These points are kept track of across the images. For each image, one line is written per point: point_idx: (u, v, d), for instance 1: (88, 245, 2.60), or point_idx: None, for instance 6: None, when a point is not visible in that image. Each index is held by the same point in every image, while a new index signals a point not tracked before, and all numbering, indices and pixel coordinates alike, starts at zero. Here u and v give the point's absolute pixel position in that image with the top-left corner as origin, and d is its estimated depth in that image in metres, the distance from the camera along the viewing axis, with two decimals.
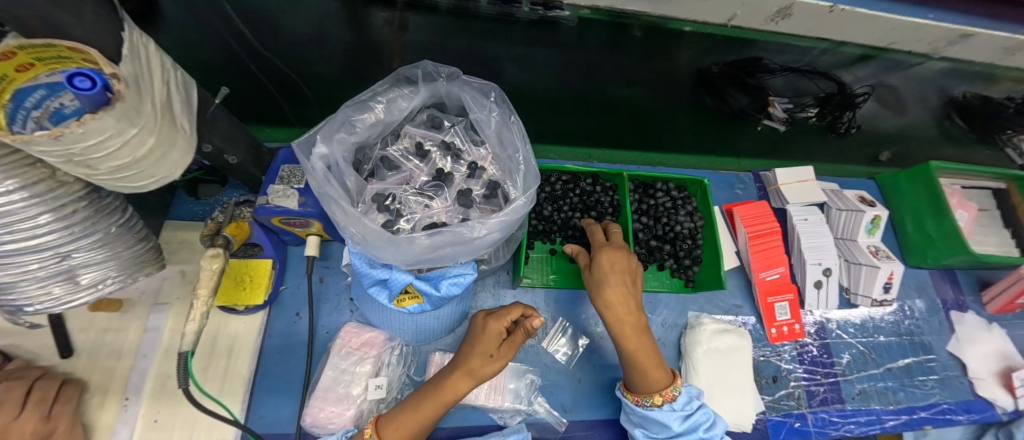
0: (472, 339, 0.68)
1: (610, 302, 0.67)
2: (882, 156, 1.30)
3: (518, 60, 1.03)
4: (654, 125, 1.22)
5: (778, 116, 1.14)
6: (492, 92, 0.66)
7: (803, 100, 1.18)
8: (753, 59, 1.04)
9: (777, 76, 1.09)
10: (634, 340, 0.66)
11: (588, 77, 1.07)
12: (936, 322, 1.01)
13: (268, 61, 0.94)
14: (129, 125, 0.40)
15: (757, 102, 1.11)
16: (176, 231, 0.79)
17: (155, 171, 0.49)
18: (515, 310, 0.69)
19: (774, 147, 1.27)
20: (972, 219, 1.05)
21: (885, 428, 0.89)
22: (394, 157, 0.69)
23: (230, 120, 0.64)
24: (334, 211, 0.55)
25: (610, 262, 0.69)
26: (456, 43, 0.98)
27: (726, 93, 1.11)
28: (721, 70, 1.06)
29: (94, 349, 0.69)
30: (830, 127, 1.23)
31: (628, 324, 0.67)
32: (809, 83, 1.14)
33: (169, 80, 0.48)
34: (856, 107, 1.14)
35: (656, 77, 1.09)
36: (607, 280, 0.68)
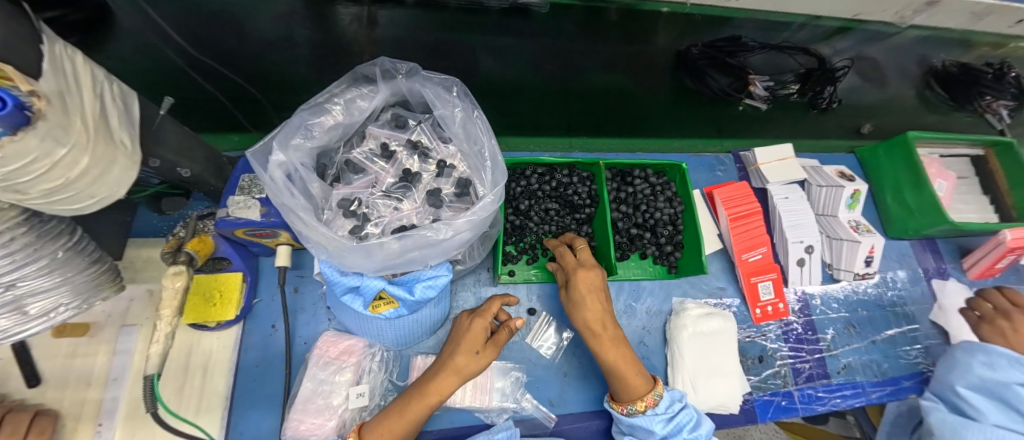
0: (455, 337, 0.68)
1: (584, 320, 0.69)
2: (867, 127, 1.24)
3: (493, 52, 1.00)
4: (637, 110, 1.16)
5: (760, 95, 1.10)
6: (454, 87, 0.63)
7: (783, 77, 1.14)
8: (732, 38, 1.04)
9: (757, 54, 1.07)
10: (612, 352, 0.67)
11: (565, 65, 1.05)
12: (918, 291, 1.02)
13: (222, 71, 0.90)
14: (56, 144, 0.37)
15: (738, 81, 1.08)
16: (141, 249, 0.76)
17: (96, 191, 0.46)
18: (497, 305, 0.72)
19: (762, 126, 1.21)
20: (951, 188, 1.05)
21: (871, 400, 0.89)
22: (359, 160, 0.67)
23: (182, 131, 0.62)
24: (294, 221, 0.53)
25: (582, 279, 0.70)
26: (427, 37, 0.95)
27: (706, 74, 1.06)
28: (701, 51, 1.05)
29: (62, 376, 0.67)
30: (812, 104, 1.18)
31: (604, 337, 0.68)
32: (788, 58, 1.12)
33: (103, 93, 0.45)
34: (836, 81, 1.10)
35: (635, 62, 1.07)
36: (580, 299, 0.69)
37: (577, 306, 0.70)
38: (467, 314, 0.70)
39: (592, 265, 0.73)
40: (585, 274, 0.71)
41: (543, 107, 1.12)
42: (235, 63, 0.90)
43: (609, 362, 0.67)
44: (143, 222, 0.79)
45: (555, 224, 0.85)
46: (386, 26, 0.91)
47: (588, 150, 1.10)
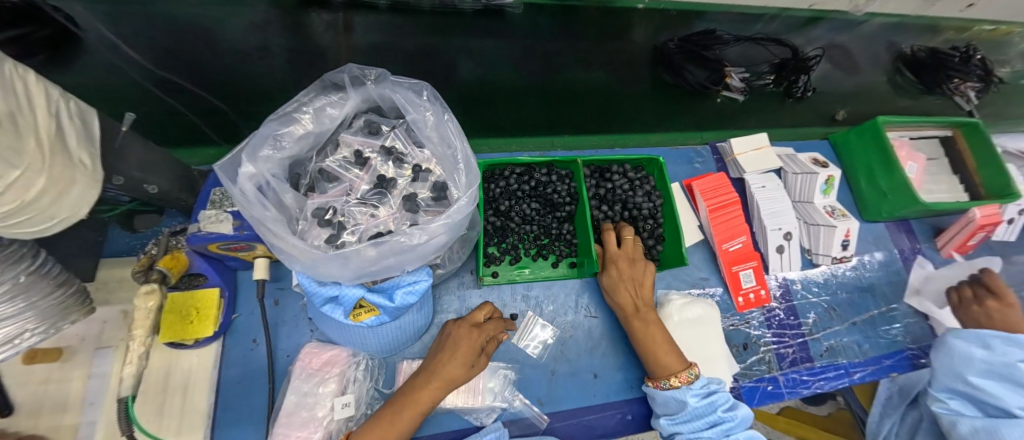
0: (448, 346, 0.67)
1: (621, 299, 0.75)
2: (840, 115, 1.26)
3: (471, 54, 1.00)
4: (618, 104, 1.15)
5: (737, 86, 1.12)
6: (424, 90, 0.63)
7: (759, 68, 1.16)
8: (705, 31, 1.05)
9: (732, 46, 1.09)
10: (651, 332, 0.72)
11: (544, 65, 1.05)
12: (895, 272, 1.05)
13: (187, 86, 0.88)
14: (10, 167, 0.36)
15: (715, 74, 1.10)
16: (114, 269, 0.75)
17: (57, 212, 0.45)
18: (498, 326, 0.73)
19: (739, 118, 1.22)
20: (921, 169, 1.08)
21: (854, 381, 0.91)
22: (332, 169, 0.66)
23: (147, 147, 0.61)
24: (267, 234, 0.52)
25: (622, 267, 0.77)
26: (407, 42, 0.96)
27: (683, 68, 1.08)
28: (677, 45, 1.06)
29: (35, 403, 0.65)
30: (787, 93, 1.20)
31: (636, 318, 0.73)
32: (762, 50, 1.14)
33: (59, 112, 0.44)
34: (809, 70, 1.12)
35: (613, 58, 1.07)
36: (616, 283, 0.76)
37: (615, 288, 0.76)
38: (464, 324, 0.70)
39: (635, 259, 0.79)
40: (626, 266, 0.77)
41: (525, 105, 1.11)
42: (205, 75, 0.89)
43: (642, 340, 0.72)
44: (115, 242, 0.78)
45: (537, 223, 0.86)
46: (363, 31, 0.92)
47: (572, 148, 1.07)
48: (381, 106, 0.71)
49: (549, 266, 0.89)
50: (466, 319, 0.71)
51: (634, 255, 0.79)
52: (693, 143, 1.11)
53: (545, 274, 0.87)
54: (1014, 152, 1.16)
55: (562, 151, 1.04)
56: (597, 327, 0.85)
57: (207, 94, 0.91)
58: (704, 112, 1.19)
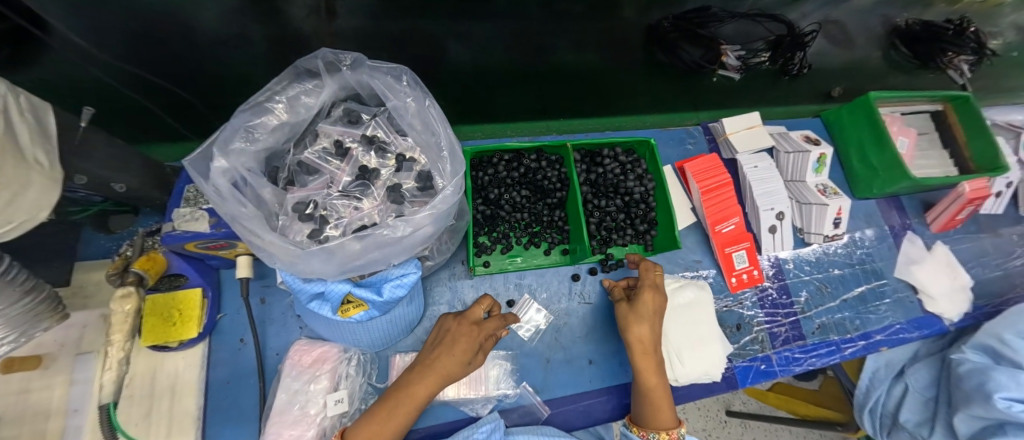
0: (447, 341, 0.66)
1: (636, 334, 0.68)
2: (835, 91, 1.22)
3: (461, 37, 0.95)
4: (610, 86, 1.11)
5: (733, 65, 1.07)
6: (404, 75, 0.61)
7: (754, 47, 1.13)
8: (699, 9, 1.04)
9: (726, 24, 1.08)
10: (654, 379, 0.65)
11: (535, 49, 1.01)
12: (885, 247, 1.06)
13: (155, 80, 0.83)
14: None
15: (710, 53, 1.04)
16: (89, 272, 0.72)
17: (14, 215, 0.42)
18: (499, 324, 0.72)
19: (734, 97, 1.19)
20: (912, 144, 1.08)
21: (845, 357, 0.92)
22: (312, 161, 0.64)
23: (113, 143, 0.58)
24: (244, 232, 0.49)
25: (648, 295, 0.71)
26: (395, 26, 0.90)
27: (677, 47, 1.04)
28: (671, 24, 1.03)
29: (16, 412, 0.63)
30: (783, 71, 1.17)
31: (649, 362, 0.66)
32: (756, 27, 1.12)
33: (9, 108, 0.41)
34: (805, 46, 1.09)
35: (605, 38, 1.04)
36: (642, 313, 0.69)
37: (633, 320, 0.69)
38: (464, 321, 0.69)
39: (659, 290, 0.73)
40: (653, 296, 0.71)
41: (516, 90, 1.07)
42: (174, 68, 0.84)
43: (647, 388, 0.65)
44: (88, 245, 0.75)
45: (527, 210, 0.84)
46: (347, 16, 0.86)
47: (565, 131, 1.07)
48: (361, 94, 0.68)
49: (542, 254, 0.87)
50: (466, 315, 0.70)
51: (658, 284, 0.74)
52: (688, 124, 1.12)
53: (538, 262, 0.86)
54: (1003, 125, 1.16)
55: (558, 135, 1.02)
56: (591, 314, 0.84)
57: (181, 90, 0.88)
58: (701, 93, 1.16)
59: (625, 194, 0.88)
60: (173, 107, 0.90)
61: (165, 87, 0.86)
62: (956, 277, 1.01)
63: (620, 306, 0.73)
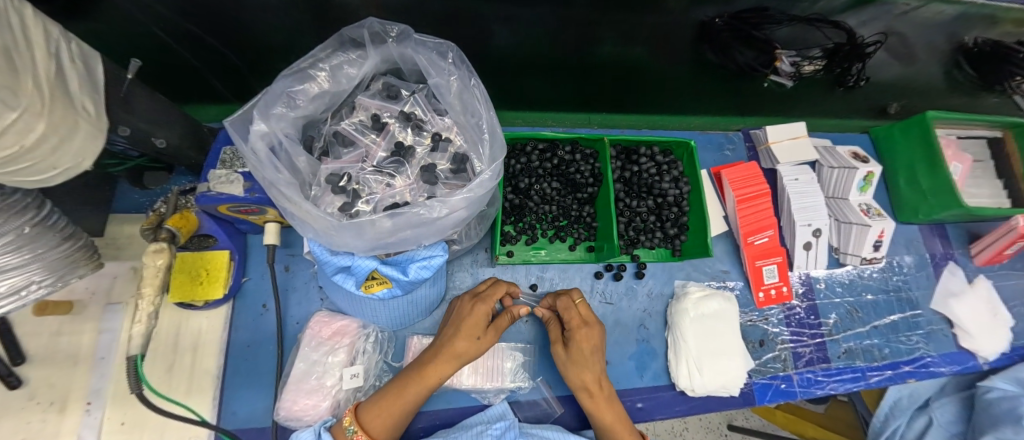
0: (454, 320, 0.66)
1: (581, 379, 0.65)
2: (891, 108, 1.21)
3: (509, 22, 0.84)
4: (654, 87, 1.07)
5: (786, 71, 0.99)
6: (449, 52, 0.59)
7: (809, 53, 1.01)
8: (757, 8, 0.90)
9: (783, 27, 0.94)
10: (609, 414, 0.64)
11: (581, 36, 0.90)
12: (924, 276, 1.01)
13: (211, 46, 0.78)
14: (7, 108, 0.33)
15: (764, 56, 0.96)
16: (123, 225, 0.73)
17: (59, 160, 0.42)
18: (501, 293, 0.69)
19: (785, 103, 1.14)
20: (965, 171, 1.02)
21: (869, 385, 0.89)
22: (348, 133, 0.63)
23: (155, 98, 0.57)
24: (279, 198, 0.49)
25: (582, 336, 0.66)
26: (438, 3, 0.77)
27: (731, 48, 0.95)
28: (726, 22, 0.91)
29: (48, 353, 0.65)
30: (839, 81, 1.10)
31: (601, 396, 0.64)
32: (814, 31, 0.99)
33: (58, 53, 0.40)
34: (866, 57, 0.99)
35: (656, 34, 0.91)
36: (581, 357, 0.65)
37: (573, 364, 0.66)
38: (466, 297, 0.69)
39: (591, 322, 0.68)
40: (586, 334, 0.66)
41: (561, 79, 1.02)
42: (218, 34, 0.77)
43: (606, 426, 0.63)
44: (124, 198, 0.76)
45: (556, 204, 0.82)
46: None
47: (606, 126, 1.08)
48: (402, 68, 0.66)
49: (566, 249, 0.86)
50: (470, 293, 0.70)
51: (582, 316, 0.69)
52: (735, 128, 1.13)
53: (562, 257, 0.85)
54: None
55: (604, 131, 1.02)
56: (611, 315, 0.83)
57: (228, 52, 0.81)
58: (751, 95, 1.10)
59: (658, 196, 0.85)
60: (223, 72, 0.85)
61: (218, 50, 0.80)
62: (995, 315, 0.96)
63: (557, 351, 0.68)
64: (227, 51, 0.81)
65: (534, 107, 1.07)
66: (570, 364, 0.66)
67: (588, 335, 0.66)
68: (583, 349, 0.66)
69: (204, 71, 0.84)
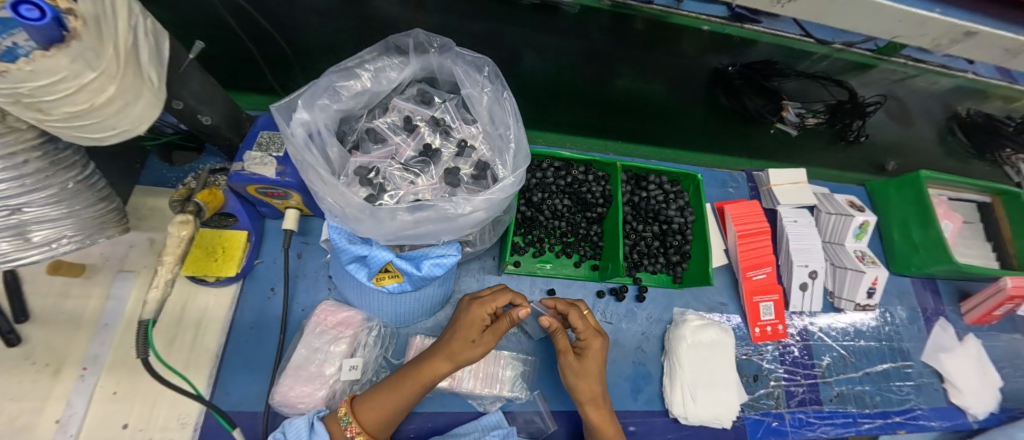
0: (455, 321, 0.65)
1: (588, 391, 0.66)
2: (889, 166, 1.29)
3: (538, 49, 0.90)
4: (670, 122, 1.13)
5: (790, 121, 1.03)
6: (485, 67, 0.64)
7: (813, 106, 1.09)
8: (767, 60, 0.95)
9: (790, 80, 0.99)
10: (610, 428, 0.66)
11: (604, 70, 0.96)
12: (916, 329, 1.03)
13: (267, 40, 0.82)
14: (87, 67, 0.37)
15: (772, 105, 1.00)
16: (145, 197, 0.76)
17: (118, 123, 0.45)
18: (503, 297, 0.64)
19: (789, 151, 1.21)
20: (955, 230, 1.07)
21: (860, 431, 0.89)
22: (380, 130, 0.66)
23: (206, 79, 0.61)
24: (313, 180, 0.52)
25: (594, 348, 0.67)
26: (475, 25, 0.84)
27: (743, 94, 0.99)
28: (738, 71, 0.95)
29: (52, 315, 0.65)
30: (840, 135, 1.15)
31: (600, 406, 0.67)
32: (820, 88, 1.04)
33: (138, 27, 0.44)
34: (866, 115, 1.05)
35: (675, 76, 0.98)
36: (589, 368, 0.67)
37: (581, 374, 0.66)
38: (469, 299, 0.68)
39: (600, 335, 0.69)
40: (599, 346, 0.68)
41: (584, 106, 1.09)
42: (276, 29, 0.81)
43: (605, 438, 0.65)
44: (152, 171, 0.78)
45: (565, 220, 0.84)
46: (435, 11, 0.80)
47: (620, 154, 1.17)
48: (437, 78, 0.71)
49: (571, 265, 0.88)
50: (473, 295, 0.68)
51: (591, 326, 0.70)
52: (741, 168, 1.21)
53: (567, 272, 0.87)
54: None
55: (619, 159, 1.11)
56: (610, 334, 0.84)
57: (283, 45, 0.84)
58: (759, 139, 1.16)
59: (664, 222, 0.88)
60: (275, 63, 0.89)
61: (275, 41, 0.83)
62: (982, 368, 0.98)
63: (569, 358, 0.67)
64: (284, 43, 0.84)
65: (555, 128, 1.15)
66: (580, 375, 0.66)
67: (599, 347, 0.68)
68: (593, 361, 0.67)
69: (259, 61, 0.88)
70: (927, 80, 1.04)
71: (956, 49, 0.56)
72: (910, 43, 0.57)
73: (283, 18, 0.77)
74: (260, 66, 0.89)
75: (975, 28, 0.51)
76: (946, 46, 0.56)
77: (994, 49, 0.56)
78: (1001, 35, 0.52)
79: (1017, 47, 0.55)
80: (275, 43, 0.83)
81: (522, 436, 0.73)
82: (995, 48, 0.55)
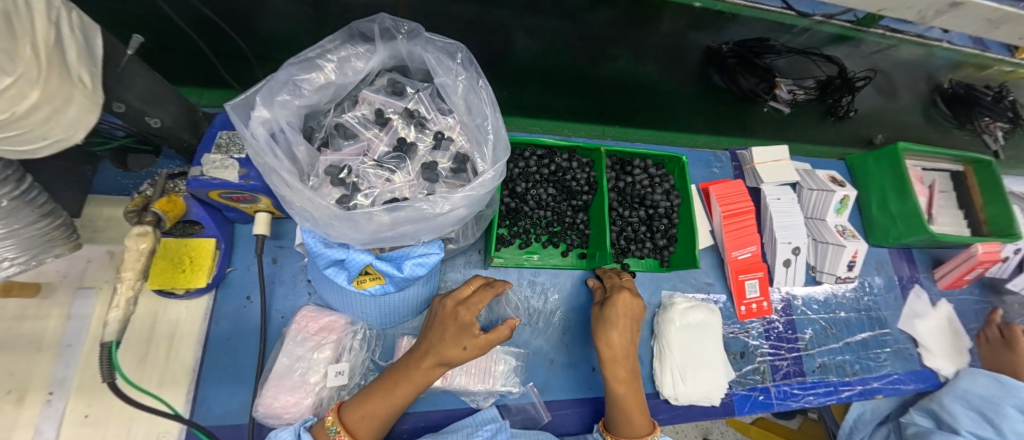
0: (435, 328, 0.60)
1: (609, 343, 0.66)
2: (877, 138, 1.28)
3: (527, 31, 0.85)
4: (661, 104, 1.10)
5: (784, 98, 1.01)
6: (458, 53, 0.60)
7: (804, 83, 1.05)
8: (760, 38, 0.94)
9: (782, 57, 0.96)
10: (626, 388, 0.65)
11: (591, 53, 0.93)
12: (892, 297, 1.06)
13: (222, 32, 0.77)
14: (2, 72, 0.32)
15: (765, 84, 0.96)
16: (102, 206, 0.71)
17: (50, 132, 0.41)
18: (487, 296, 0.63)
19: (776, 128, 1.21)
20: (930, 200, 1.10)
21: (840, 398, 0.93)
22: (350, 125, 0.62)
23: (153, 77, 0.56)
24: (278, 183, 0.48)
25: (622, 299, 0.69)
26: (458, 9, 0.79)
27: (737, 74, 0.97)
28: (732, 49, 0.94)
29: (10, 339, 0.61)
30: (830, 111, 1.16)
31: (622, 367, 0.65)
32: (809, 63, 1.03)
33: (65, 22, 0.39)
34: (855, 90, 1.03)
35: (666, 55, 0.95)
36: (615, 317, 0.67)
37: (606, 327, 0.68)
38: (449, 302, 0.61)
39: (632, 291, 0.71)
40: (628, 297, 0.69)
41: (573, 93, 1.06)
42: (233, 20, 0.75)
43: (620, 406, 0.64)
44: (106, 179, 0.73)
45: (551, 209, 0.83)
46: None
47: (621, 139, 1.10)
48: (408, 67, 0.67)
49: (559, 255, 0.87)
50: (453, 296, 0.62)
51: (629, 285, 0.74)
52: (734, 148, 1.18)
53: (554, 262, 0.86)
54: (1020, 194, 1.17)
55: (618, 143, 1.04)
56: None
57: (240, 38, 0.79)
58: (751, 117, 1.16)
59: (650, 207, 0.88)
60: (230, 58, 0.83)
61: (229, 35, 0.78)
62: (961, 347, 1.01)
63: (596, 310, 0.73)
64: (237, 36, 0.78)
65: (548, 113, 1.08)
66: (601, 322, 0.69)
67: (631, 300, 0.69)
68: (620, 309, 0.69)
69: (212, 57, 0.82)
70: (907, 50, 1.04)
71: (942, 20, 0.56)
72: (897, 16, 0.56)
73: (239, 7, 0.72)
74: (212, 63, 0.83)
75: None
76: (931, 17, 0.55)
77: (978, 19, 0.55)
78: (988, 6, 0.51)
79: (1000, 17, 0.54)
80: (231, 37, 0.78)
81: (517, 427, 0.74)
82: (979, 17, 0.54)
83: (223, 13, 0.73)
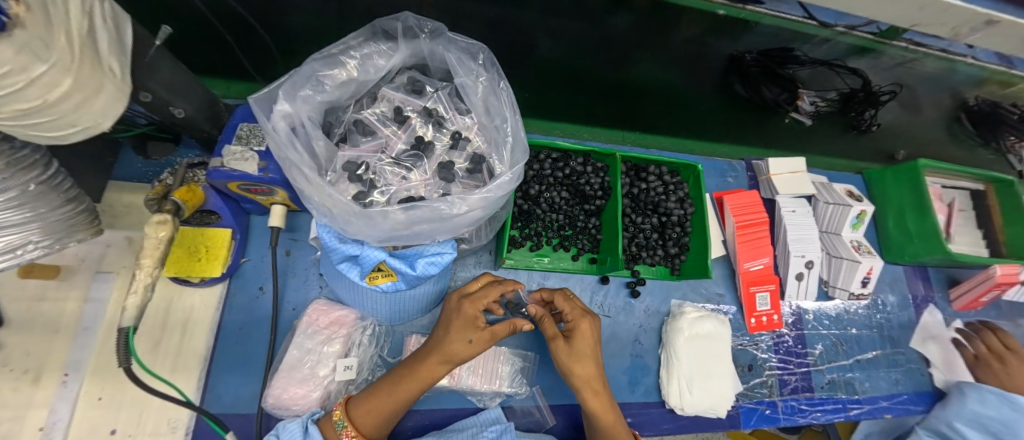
0: (443, 321, 0.60)
1: (581, 375, 0.61)
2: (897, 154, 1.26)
3: (550, 33, 0.85)
4: (679, 111, 1.09)
5: (806, 110, 1.02)
6: (480, 54, 0.60)
7: (826, 95, 1.05)
8: (784, 47, 0.93)
9: (804, 68, 0.96)
10: (608, 416, 0.62)
11: (612, 57, 0.93)
12: (905, 316, 1.04)
13: (248, 25, 0.77)
14: (37, 60, 0.32)
15: (787, 94, 0.96)
16: (122, 193, 0.72)
17: (78, 119, 0.42)
18: (493, 291, 0.61)
19: (793, 139, 1.19)
20: (949, 218, 1.08)
21: (848, 416, 0.92)
22: (369, 122, 0.63)
23: (178, 68, 0.56)
24: (297, 178, 0.48)
25: (587, 329, 0.63)
26: (480, 9, 0.79)
27: (759, 84, 0.96)
28: (755, 58, 0.93)
29: (29, 319, 0.62)
30: (852, 124, 1.14)
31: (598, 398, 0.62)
32: (833, 76, 1.02)
33: (98, 11, 0.39)
34: (879, 105, 1.03)
35: (687, 61, 0.94)
36: (584, 352, 0.62)
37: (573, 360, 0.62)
38: (456, 296, 0.62)
39: (592, 316, 0.65)
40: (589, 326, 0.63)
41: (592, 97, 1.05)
42: (258, 14, 0.75)
43: (604, 427, 0.61)
44: (126, 166, 0.74)
45: (563, 212, 0.83)
46: None
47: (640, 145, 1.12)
48: (428, 65, 0.67)
49: (570, 259, 0.87)
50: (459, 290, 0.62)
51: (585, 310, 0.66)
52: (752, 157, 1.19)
53: (564, 266, 0.86)
54: None
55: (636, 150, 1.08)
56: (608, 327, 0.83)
57: (264, 31, 0.79)
58: (771, 127, 1.14)
59: (663, 214, 0.87)
60: (253, 51, 0.84)
61: (253, 28, 0.78)
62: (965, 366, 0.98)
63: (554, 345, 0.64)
64: (261, 29, 0.79)
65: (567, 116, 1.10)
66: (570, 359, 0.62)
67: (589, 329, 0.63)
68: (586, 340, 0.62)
69: (236, 49, 0.83)
70: (933, 65, 1.02)
71: (977, 37, 0.54)
72: (929, 31, 0.55)
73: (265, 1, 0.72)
74: (236, 55, 0.84)
75: (999, 18, 0.49)
76: (966, 34, 0.53)
77: (1013, 38, 0.54)
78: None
79: None
80: (257, 30, 0.79)
81: (521, 429, 0.74)
82: (1015, 36, 0.53)
83: (248, 6, 0.73)
